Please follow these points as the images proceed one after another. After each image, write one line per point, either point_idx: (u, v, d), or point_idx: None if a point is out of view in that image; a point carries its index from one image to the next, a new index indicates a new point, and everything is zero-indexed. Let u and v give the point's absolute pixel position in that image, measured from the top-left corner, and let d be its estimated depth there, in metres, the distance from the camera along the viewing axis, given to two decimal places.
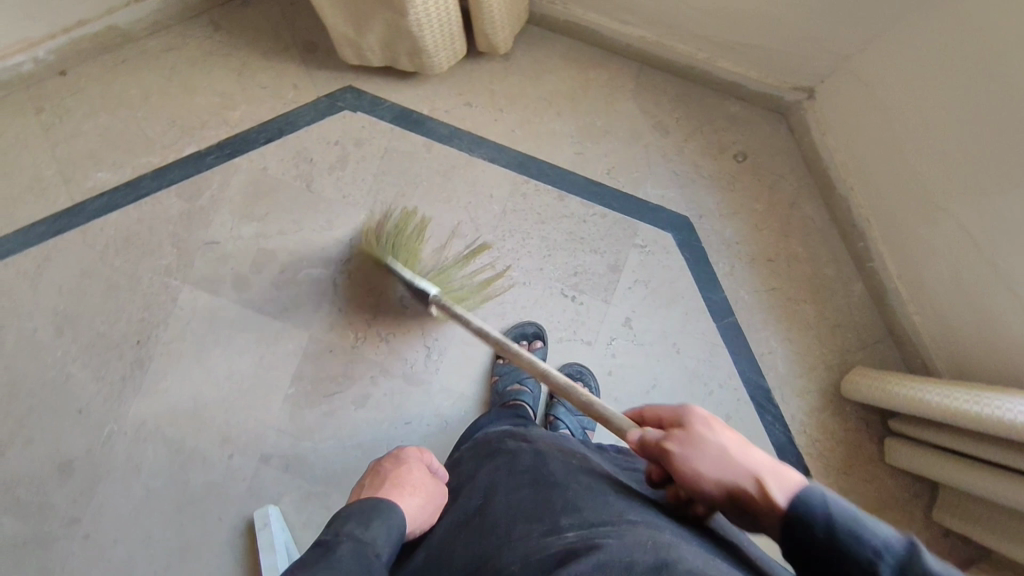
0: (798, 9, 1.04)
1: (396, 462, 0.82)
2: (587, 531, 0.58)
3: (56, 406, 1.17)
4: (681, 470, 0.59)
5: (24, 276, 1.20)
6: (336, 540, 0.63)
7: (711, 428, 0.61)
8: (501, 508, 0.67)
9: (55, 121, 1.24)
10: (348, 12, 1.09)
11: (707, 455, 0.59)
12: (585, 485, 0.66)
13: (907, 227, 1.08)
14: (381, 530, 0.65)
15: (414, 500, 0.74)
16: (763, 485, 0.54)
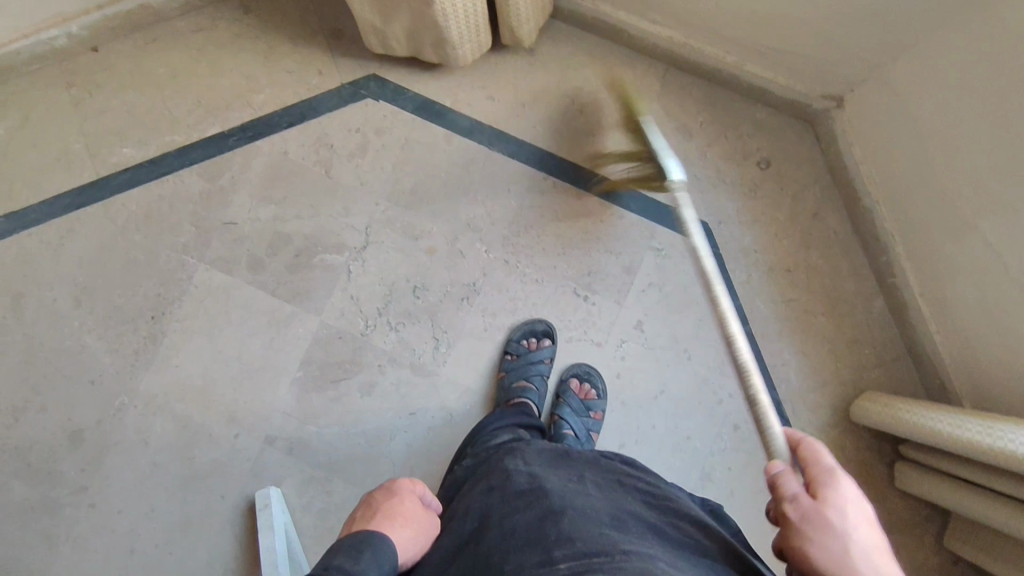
0: (832, 17, 1.01)
1: (388, 490, 0.75)
2: (580, 564, 0.58)
3: (69, 376, 1.19)
4: (793, 542, 0.57)
5: (47, 246, 1.22)
6: (322, 574, 0.59)
7: (847, 515, 0.57)
8: (494, 536, 0.66)
9: (84, 96, 1.26)
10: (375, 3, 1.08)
11: (830, 543, 0.55)
12: (581, 513, 0.66)
13: (933, 245, 1.05)
14: (370, 565, 0.61)
15: (405, 532, 0.69)
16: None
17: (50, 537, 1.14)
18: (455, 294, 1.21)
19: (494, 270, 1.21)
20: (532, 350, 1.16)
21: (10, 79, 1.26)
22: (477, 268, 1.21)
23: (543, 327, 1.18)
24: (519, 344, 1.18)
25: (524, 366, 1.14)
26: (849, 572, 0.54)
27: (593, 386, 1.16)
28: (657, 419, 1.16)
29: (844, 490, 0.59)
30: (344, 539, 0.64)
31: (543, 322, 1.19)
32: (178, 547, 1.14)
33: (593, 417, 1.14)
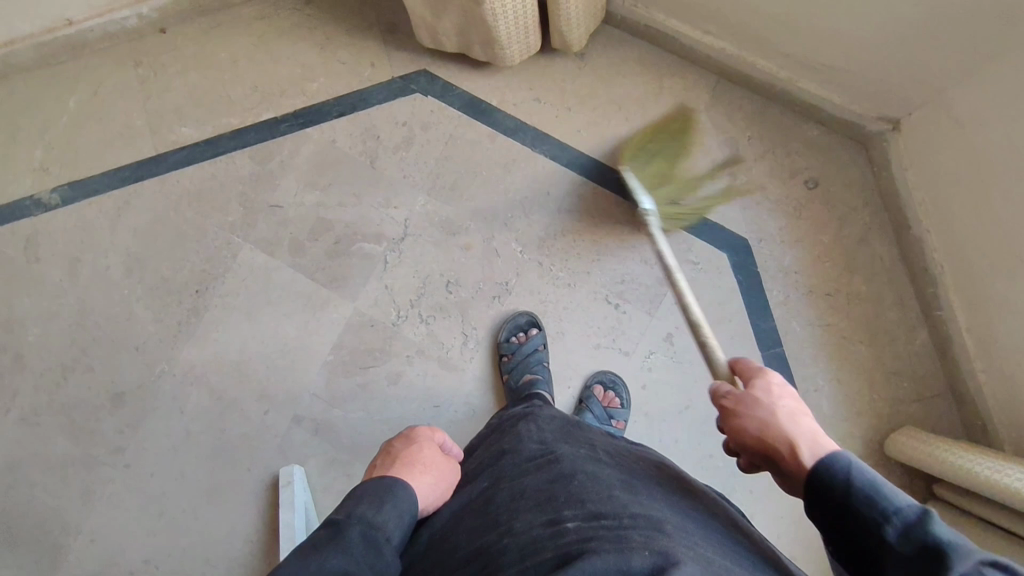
0: (894, 37, 0.98)
1: (406, 440, 0.80)
2: (587, 526, 0.60)
3: (116, 341, 1.24)
4: (731, 421, 0.66)
5: (105, 216, 1.28)
6: (347, 521, 0.63)
7: (772, 390, 0.66)
8: (503, 497, 0.68)
9: (150, 75, 1.32)
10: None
11: (760, 411, 0.64)
12: (591, 478, 0.68)
13: (984, 281, 1.01)
14: (392, 515, 0.66)
15: (426, 480, 0.73)
16: (797, 449, 0.60)
17: (88, 492, 1.20)
18: (487, 292, 1.22)
19: (527, 271, 1.22)
20: (523, 342, 1.17)
21: (84, 55, 1.33)
22: (510, 267, 1.22)
23: (526, 319, 1.19)
24: (509, 342, 1.18)
25: (523, 362, 1.15)
26: (774, 429, 0.62)
27: (617, 395, 1.15)
28: (681, 433, 1.16)
29: (767, 376, 0.68)
30: (368, 486, 0.68)
31: (525, 313, 1.20)
32: (203, 513, 1.18)
33: (615, 426, 1.13)
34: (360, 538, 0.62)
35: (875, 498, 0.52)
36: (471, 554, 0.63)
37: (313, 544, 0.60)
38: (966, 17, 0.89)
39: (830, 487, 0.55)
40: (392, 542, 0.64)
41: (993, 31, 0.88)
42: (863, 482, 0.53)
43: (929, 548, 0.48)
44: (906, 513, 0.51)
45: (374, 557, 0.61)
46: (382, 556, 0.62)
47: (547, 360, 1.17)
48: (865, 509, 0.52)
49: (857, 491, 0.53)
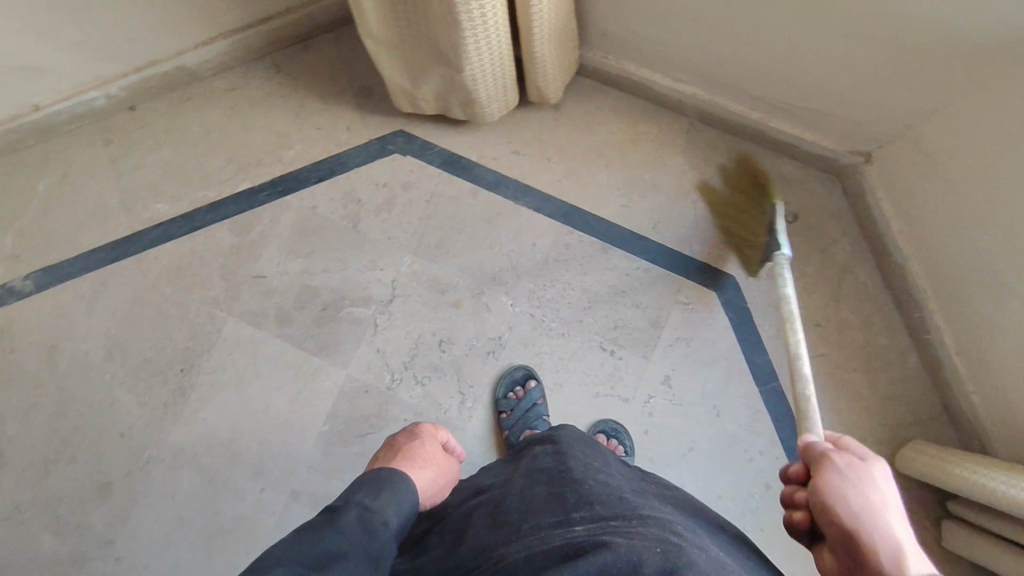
0: (861, 79, 1.02)
1: (410, 436, 0.95)
2: (596, 525, 0.60)
3: (99, 429, 1.20)
4: (829, 478, 0.61)
5: (82, 299, 1.25)
6: (346, 506, 0.69)
7: (887, 484, 0.60)
8: (514, 502, 0.68)
9: (121, 153, 1.30)
10: (407, 65, 1.14)
11: (868, 490, 0.59)
12: (601, 483, 0.68)
13: (968, 305, 1.03)
14: (390, 501, 0.72)
15: (424, 473, 0.87)
16: (893, 548, 0.53)
17: None
18: (481, 348, 1.21)
19: (519, 324, 1.21)
20: (521, 398, 1.16)
21: (52, 137, 1.30)
22: (502, 321, 1.21)
23: (522, 372, 1.18)
24: (508, 398, 1.17)
25: (522, 418, 1.14)
26: (874, 516, 0.56)
27: (620, 443, 1.13)
28: (687, 477, 1.14)
29: (883, 468, 0.62)
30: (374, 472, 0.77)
31: (522, 367, 1.19)
32: None
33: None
34: (357, 520, 0.67)
35: None
36: (478, 550, 0.64)
37: (310, 526, 0.65)
38: (926, 59, 0.93)
39: None
40: (390, 526, 0.69)
41: (953, 71, 0.92)
42: None
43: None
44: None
45: (368, 539, 0.66)
46: (377, 537, 0.67)
47: (547, 414, 1.16)
48: None
49: None
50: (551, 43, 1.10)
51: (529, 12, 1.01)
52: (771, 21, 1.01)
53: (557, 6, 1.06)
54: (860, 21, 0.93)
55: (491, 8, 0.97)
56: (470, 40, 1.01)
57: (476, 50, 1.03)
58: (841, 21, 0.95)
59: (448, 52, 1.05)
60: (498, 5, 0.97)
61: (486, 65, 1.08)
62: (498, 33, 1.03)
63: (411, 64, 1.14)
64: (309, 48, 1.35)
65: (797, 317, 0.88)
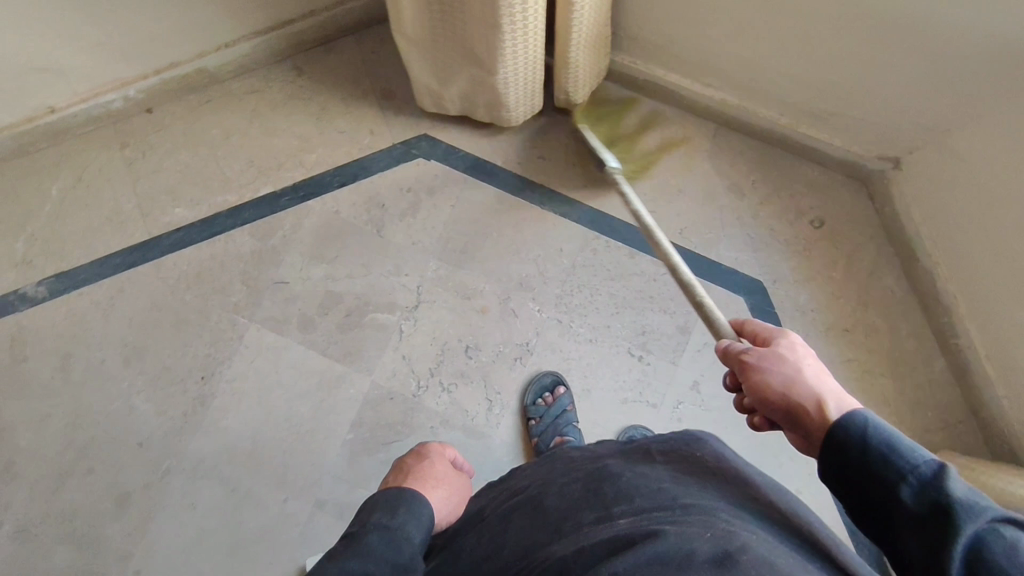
0: (896, 85, 1.02)
1: (419, 456, 0.93)
2: (639, 519, 0.55)
3: (117, 438, 1.17)
4: (751, 375, 0.66)
5: (98, 306, 1.22)
6: (366, 529, 0.69)
7: (795, 352, 0.65)
8: (554, 500, 0.63)
9: (138, 156, 1.27)
10: (437, 68, 1.13)
11: (782, 368, 0.64)
12: (639, 474, 0.63)
13: (1002, 310, 1.03)
14: (408, 518, 0.71)
15: (438, 492, 0.84)
16: (823, 407, 0.58)
17: None
18: (508, 354, 1.19)
19: (546, 330, 1.20)
20: (550, 404, 1.14)
21: (67, 140, 1.27)
22: (529, 327, 1.20)
23: (551, 379, 1.17)
24: (536, 405, 1.14)
25: (552, 425, 1.12)
26: (799, 388, 0.61)
27: None
28: None
29: (790, 335, 0.68)
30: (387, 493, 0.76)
31: (550, 373, 1.17)
32: None
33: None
34: (378, 542, 0.67)
35: (892, 457, 0.50)
36: (523, 552, 0.60)
37: (335, 553, 0.65)
38: (963, 66, 0.93)
39: (845, 447, 0.53)
40: (411, 541, 0.69)
41: (990, 79, 0.93)
42: (881, 442, 0.51)
43: (945, 505, 0.46)
44: (925, 469, 0.49)
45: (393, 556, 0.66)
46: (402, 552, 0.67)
47: (576, 421, 1.14)
48: (884, 469, 0.50)
49: (875, 451, 0.51)
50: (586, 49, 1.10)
51: (570, 16, 1.00)
52: (806, 27, 1.01)
53: (597, 11, 1.05)
54: (899, 27, 0.94)
55: (532, 13, 0.96)
56: (507, 44, 1.00)
57: (512, 53, 1.02)
58: (877, 28, 0.96)
59: (483, 57, 1.04)
60: (540, 10, 0.96)
61: (519, 70, 1.07)
62: (536, 39, 1.02)
63: (441, 66, 1.13)
64: (331, 51, 1.33)
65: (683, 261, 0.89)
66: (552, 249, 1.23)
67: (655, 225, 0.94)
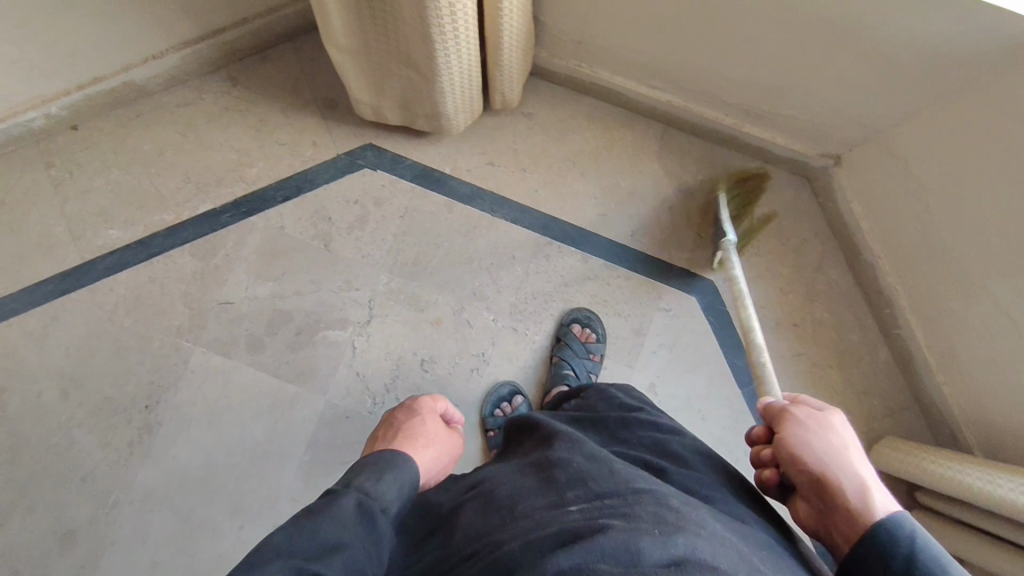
0: (833, 87, 1.03)
1: (408, 414, 0.89)
2: (592, 508, 0.54)
3: (58, 474, 1.12)
4: (792, 430, 0.64)
5: (30, 336, 1.16)
6: (345, 488, 0.64)
7: (844, 429, 0.63)
8: (506, 489, 0.63)
9: (65, 176, 1.21)
10: (369, 78, 1.09)
11: (827, 436, 0.62)
12: (589, 457, 0.63)
13: (940, 302, 1.06)
14: (392, 485, 0.66)
15: (428, 452, 0.80)
16: (863, 490, 0.56)
17: None
18: (464, 365, 1.17)
19: (502, 339, 1.19)
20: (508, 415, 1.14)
21: None
22: (484, 337, 1.19)
23: (508, 389, 1.16)
24: (494, 416, 1.14)
25: None
26: (838, 461, 0.59)
27: (593, 330, 1.17)
28: None
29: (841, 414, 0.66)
30: (372, 455, 0.71)
31: (508, 383, 1.16)
32: None
33: (593, 359, 1.15)
34: (355, 507, 0.61)
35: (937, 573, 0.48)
36: (472, 541, 0.58)
37: (310, 510, 0.60)
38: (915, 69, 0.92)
39: (884, 544, 0.51)
40: (389, 512, 0.64)
41: (945, 80, 0.91)
42: (928, 555, 0.49)
43: None
44: None
45: (369, 526, 0.61)
46: (378, 525, 0.61)
47: None
48: None
49: (921, 561, 0.49)
50: (521, 48, 1.07)
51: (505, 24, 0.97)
52: (753, 31, 1.00)
53: (525, 11, 1.02)
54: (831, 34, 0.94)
55: (464, 20, 0.91)
56: (447, 49, 0.95)
57: (448, 62, 0.98)
58: (818, 37, 0.95)
59: (420, 63, 1.01)
60: (471, 15, 0.92)
61: (456, 77, 1.03)
62: (471, 48, 0.98)
63: (375, 79, 1.10)
64: (268, 60, 1.28)
65: (769, 363, 0.90)
66: (505, 255, 1.21)
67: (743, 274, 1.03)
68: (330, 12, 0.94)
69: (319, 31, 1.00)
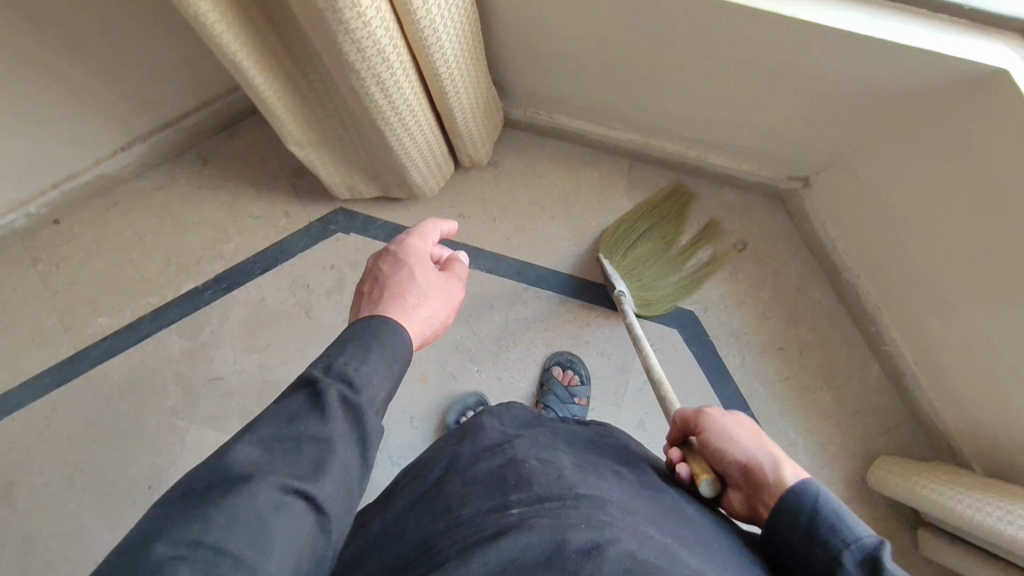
0: (786, 120, 1.02)
1: (394, 264, 0.72)
2: (531, 509, 0.55)
3: (68, 559, 1.12)
4: (711, 430, 0.70)
5: (32, 428, 1.18)
6: (327, 379, 0.57)
7: (748, 420, 0.71)
8: (456, 485, 0.63)
9: (52, 270, 1.24)
10: (336, 162, 1.11)
11: (738, 429, 0.68)
12: (543, 461, 0.62)
13: (923, 321, 1.04)
14: (378, 368, 0.60)
15: (424, 310, 0.69)
16: (778, 467, 0.63)
17: None
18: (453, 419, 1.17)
19: (488, 390, 1.18)
20: None
21: None
22: (470, 389, 1.18)
23: None
24: None
25: None
26: (753, 447, 0.66)
27: (576, 372, 1.17)
28: None
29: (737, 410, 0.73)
30: (355, 331, 0.62)
31: None
32: None
33: (578, 403, 1.15)
34: (340, 404, 0.56)
35: (839, 529, 0.55)
36: (417, 542, 0.59)
37: (291, 417, 0.55)
38: (865, 102, 0.91)
39: (795, 515, 0.58)
40: (379, 398, 0.59)
41: (899, 110, 0.90)
42: (830, 514, 0.56)
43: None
44: (864, 544, 0.53)
45: (355, 423, 0.57)
46: (365, 420, 0.57)
47: None
48: (830, 537, 0.55)
49: (824, 521, 0.56)
50: (479, 116, 1.07)
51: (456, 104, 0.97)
52: (698, 80, 0.99)
53: (478, 87, 1.02)
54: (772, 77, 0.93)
55: (412, 113, 0.92)
56: (403, 139, 0.96)
57: (404, 147, 0.98)
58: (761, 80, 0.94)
59: (381, 149, 1.02)
60: (419, 106, 0.92)
61: (419, 155, 1.04)
62: (426, 131, 0.99)
63: (345, 162, 1.12)
64: (235, 136, 1.31)
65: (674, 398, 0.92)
66: (483, 305, 1.22)
67: (640, 333, 1.05)
68: (282, 121, 0.95)
69: (282, 140, 1.01)
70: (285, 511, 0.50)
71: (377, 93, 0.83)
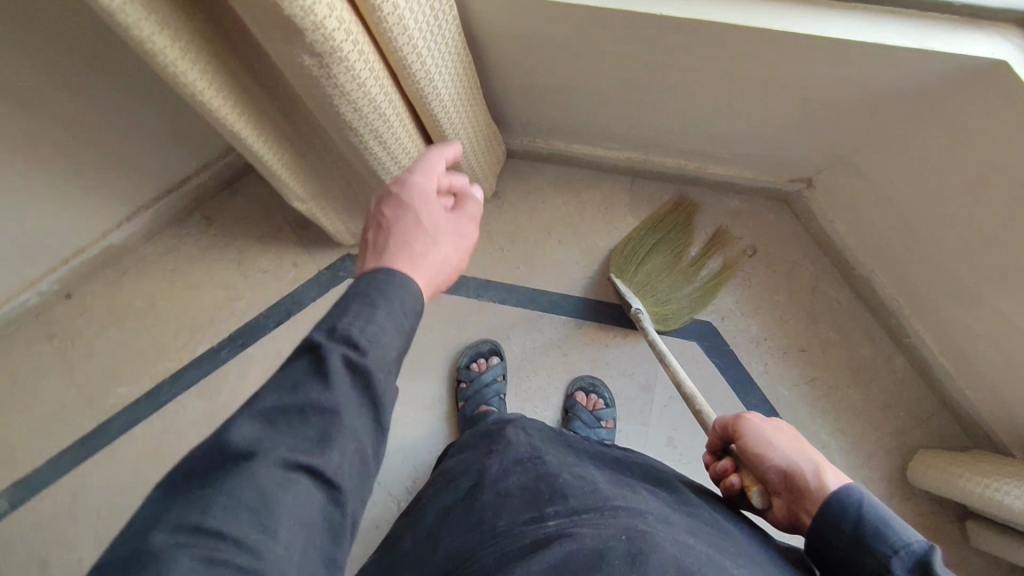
0: (784, 126, 1.02)
1: (398, 208, 0.64)
2: (568, 520, 0.56)
3: None
4: (752, 436, 0.68)
5: (61, 505, 1.17)
6: (329, 342, 0.51)
7: (789, 427, 0.69)
8: (488, 495, 0.63)
9: (69, 345, 1.25)
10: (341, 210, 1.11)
11: (780, 435, 0.67)
12: (576, 475, 0.63)
13: (944, 311, 1.03)
14: (387, 324, 0.53)
15: (434, 253, 0.62)
16: (820, 473, 0.62)
17: None
18: None
19: None
20: None
21: None
22: None
23: None
24: None
25: None
26: (795, 453, 0.65)
27: (599, 396, 1.16)
28: None
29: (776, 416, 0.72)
30: (360, 285, 0.55)
31: None
32: None
33: (605, 426, 1.13)
34: (344, 370, 0.50)
35: (885, 534, 0.54)
36: (451, 553, 0.60)
37: (293, 385, 0.49)
38: (861, 102, 0.91)
39: (838, 522, 0.57)
40: (391, 357, 0.53)
41: (897, 107, 0.90)
42: (874, 520, 0.55)
43: None
44: (913, 549, 0.52)
45: (363, 389, 0.51)
46: (375, 384, 0.51)
47: None
48: (876, 543, 0.54)
49: (869, 526, 0.55)
50: (478, 154, 1.08)
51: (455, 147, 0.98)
52: (692, 96, 1.00)
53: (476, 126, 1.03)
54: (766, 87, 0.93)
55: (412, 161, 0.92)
56: None
57: None
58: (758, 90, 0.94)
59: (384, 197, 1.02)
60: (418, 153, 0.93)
61: None
62: None
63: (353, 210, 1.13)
64: (237, 193, 1.32)
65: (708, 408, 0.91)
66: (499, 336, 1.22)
67: (665, 348, 1.04)
68: (285, 182, 0.96)
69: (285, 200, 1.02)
70: (289, 488, 0.46)
71: (376, 146, 0.83)
